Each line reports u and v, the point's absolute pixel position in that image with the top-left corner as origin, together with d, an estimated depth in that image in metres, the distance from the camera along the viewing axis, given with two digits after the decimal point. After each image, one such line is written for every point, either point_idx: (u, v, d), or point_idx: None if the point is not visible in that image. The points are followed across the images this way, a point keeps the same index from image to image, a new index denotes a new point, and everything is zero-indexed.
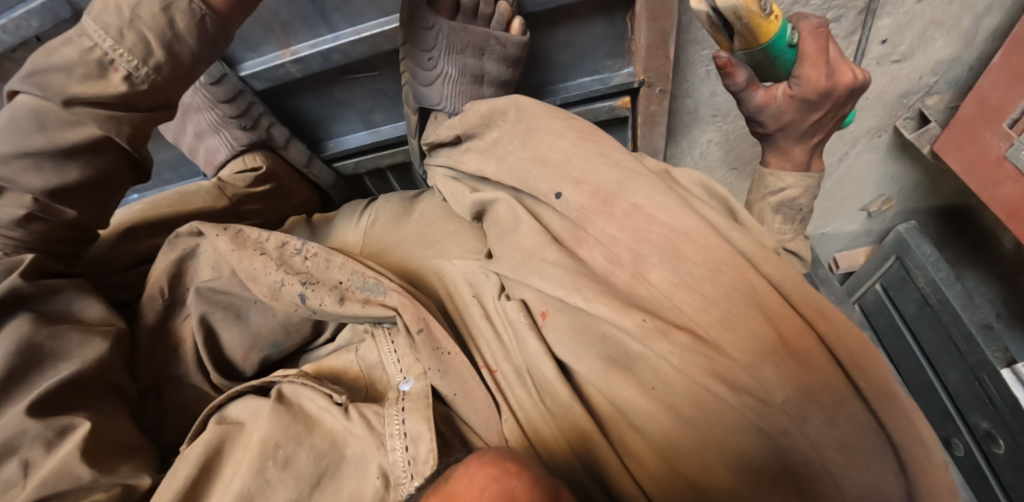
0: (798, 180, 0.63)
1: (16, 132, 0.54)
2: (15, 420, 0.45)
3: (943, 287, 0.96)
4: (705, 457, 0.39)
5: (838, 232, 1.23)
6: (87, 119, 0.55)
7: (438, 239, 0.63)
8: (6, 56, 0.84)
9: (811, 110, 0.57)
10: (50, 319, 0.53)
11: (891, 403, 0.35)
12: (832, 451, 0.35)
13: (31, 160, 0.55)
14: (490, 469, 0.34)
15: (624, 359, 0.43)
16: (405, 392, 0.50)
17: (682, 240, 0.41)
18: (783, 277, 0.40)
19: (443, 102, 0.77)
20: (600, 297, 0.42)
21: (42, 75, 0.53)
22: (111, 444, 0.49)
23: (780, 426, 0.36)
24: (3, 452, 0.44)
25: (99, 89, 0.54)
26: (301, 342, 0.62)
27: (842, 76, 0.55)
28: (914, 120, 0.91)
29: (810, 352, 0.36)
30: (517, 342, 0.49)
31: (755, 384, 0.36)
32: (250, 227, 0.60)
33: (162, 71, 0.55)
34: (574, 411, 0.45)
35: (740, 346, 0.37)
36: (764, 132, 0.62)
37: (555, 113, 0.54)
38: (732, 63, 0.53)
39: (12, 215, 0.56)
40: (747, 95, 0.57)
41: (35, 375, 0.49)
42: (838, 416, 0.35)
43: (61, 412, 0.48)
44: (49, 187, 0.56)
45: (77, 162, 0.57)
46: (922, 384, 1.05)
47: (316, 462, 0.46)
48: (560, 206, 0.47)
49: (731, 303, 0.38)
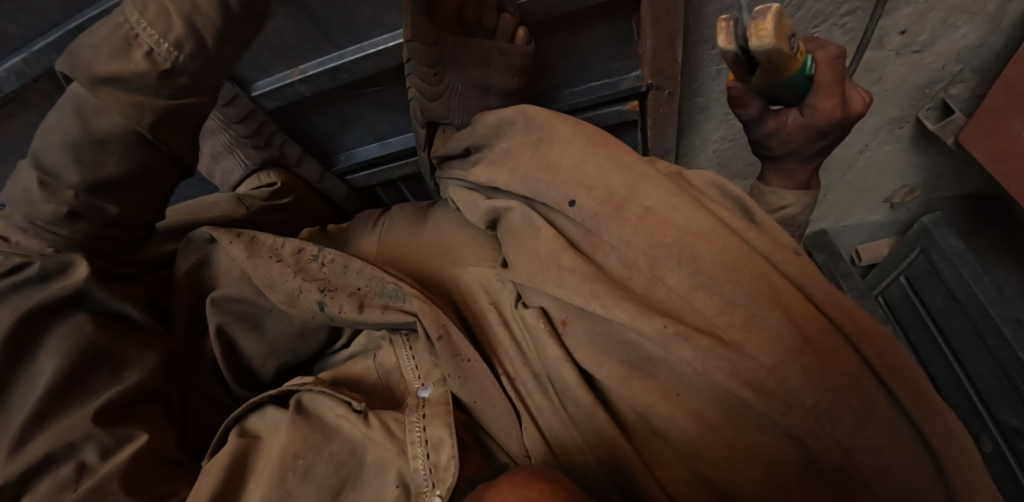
0: (799, 198, 0.62)
1: (63, 123, 0.52)
2: (82, 425, 0.48)
3: (970, 281, 0.93)
4: (732, 460, 0.36)
5: (862, 223, 1.19)
6: (112, 104, 0.52)
7: (454, 247, 0.62)
8: (29, 86, 0.87)
9: (822, 136, 0.56)
10: (106, 323, 0.55)
11: (928, 406, 0.33)
12: (865, 454, 0.32)
13: (71, 153, 0.53)
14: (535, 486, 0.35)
15: (646, 364, 0.40)
16: (425, 399, 0.50)
17: (699, 243, 0.38)
18: (806, 277, 0.37)
19: (451, 115, 0.78)
20: (618, 303, 0.39)
21: (77, 55, 0.51)
22: (156, 459, 0.51)
23: (809, 430, 0.33)
24: (65, 451, 0.48)
25: (120, 66, 0.51)
26: (314, 351, 0.63)
27: (854, 103, 0.54)
28: (937, 110, 0.88)
29: (839, 353, 0.34)
30: (536, 349, 0.46)
31: (782, 387, 0.34)
32: (262, 234, 0.61)
33: (184, 49, 0.51)
34: (597, 418, 0.42)
35: (766, 347, 0.34)
36: (770, 156, 0.61)
37: (566, 119, 0.52)
38: (746, 94, 0.54)
39: (54, 211, 0.55)
40: (758, 124, 0.58)
41: (96, 381, 0.52)
42: (869, 418, 0.33)
43: (120, 423, 0.51)
44: (87, 180, 0.54)
45: (114, 154, 0.54)
46: (953, 379, 1.02)
47: (336, 471, 0.47)
48: (574, 214, 0.45)
49: (754, 306, 0.36)
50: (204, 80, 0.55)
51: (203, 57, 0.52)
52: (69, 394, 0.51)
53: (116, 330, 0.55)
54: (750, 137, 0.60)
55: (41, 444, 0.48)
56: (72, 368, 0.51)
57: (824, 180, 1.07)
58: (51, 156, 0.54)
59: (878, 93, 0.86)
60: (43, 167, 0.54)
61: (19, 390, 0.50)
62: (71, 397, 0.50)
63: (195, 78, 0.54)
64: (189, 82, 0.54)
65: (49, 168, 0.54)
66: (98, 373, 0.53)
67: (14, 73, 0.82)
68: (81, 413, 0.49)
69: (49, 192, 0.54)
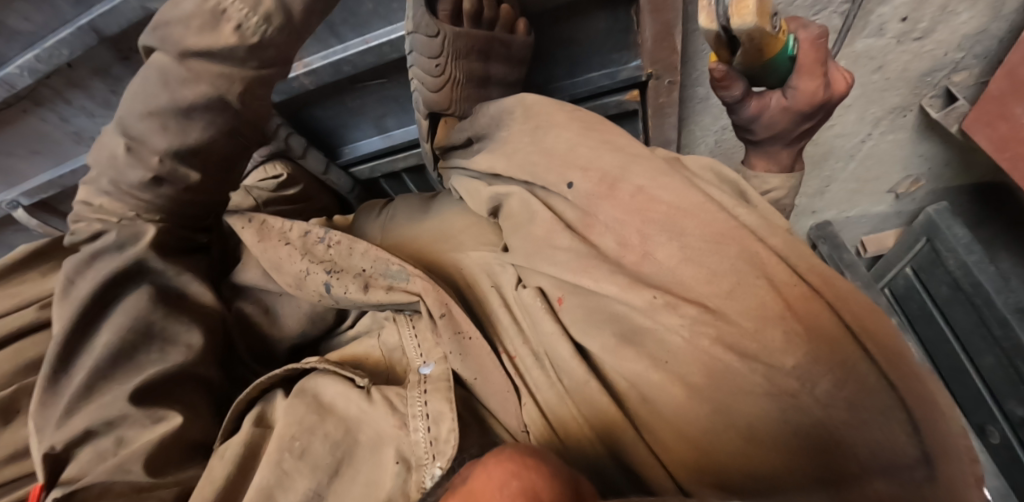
0: (782, 182, 0.64)
1: (146, 92, 0.56)
2: (121, 405, 0.51)
3: (975, 270, 0.93)
4: (718, 424, 0.37)
5: (865, 214, 1.19)
6: (202, 76, 0.54)
7: (456, 232, 0.64)
8: (41, 83, 0.89)
9: (805, 119, 0.57)
10: (166, 297, 0.58)
11: (905, 369, 0.32)
12: (841, 410, 0.32)
13: (157, 120, 0.57)
14: (508, 465, 0.35)
15: (631, 334, 0.40)
16: (427, 375, 0.51)
17: (686, 218, 0.39)
18: (791, 249, 0.37)
19: (451, 107, 0.77)
20: (609, 277, 0.40)
21: (166, 29, 0.53)
22: (183, 443, 0.53)
23: (788, 390, 0.34)
24: (108, 425, 0.51)
25: (211, 40, 0.52)
26: (326, 328, 0.67)
27: (835, 86, 0.55)
28: (941, 98, 0.88)
29: (819, 315, 0.34)
30: (532, 326, 0.48)
31: (760, 348, 0.35)
32: (272, 218, 0.62)
33: (272, 22, 0.51)
34: (591, 388, 0.43)
35: (746, 312, 0.35)
36: (753, 140, 0.62)
37: (561, 106, 0.53)
38: (730, 76, 0.52)
39: (142, 177, 0.58)
40: (740, 106, 0.56)
41: (141, 356, 0.54)
42: (847, 377, 0.32)
43: (155, 403, 0.53)
44: (172, 146, 0.58)
45: (198, 122, 0.57)
46: (958, 369, 1.01)
47: (333, 451, 0.48)
48: (570, 195, 0.46)
49: (739, 274, 0.36)
50: (287, 52, 0.55)
51: (289, 28, 0.53)
52: (117, 369, 0.53)
53: (171, 306, 0.58)
54: (732, 121, 0.60)
55: (83, 418, 0.51)
56: (120, 342, 0.53)
57: (826, 170, 1.07)
58: (139, 122, 0.57)
59: (880, 81, 0.86)
60: (130, 133, 0.58)
61: (81, 359, 0.53)
62: (119, 372, 0.53)
63: (280, 50, 0.54)
64: (274, 54, 0.55)
65: (136, 134, 0.58)
66: (145, 350, 0.55)
67: (27, 71, 0.85)
68: (126, 391, 0.52)
69: (135, 157, 0.58)
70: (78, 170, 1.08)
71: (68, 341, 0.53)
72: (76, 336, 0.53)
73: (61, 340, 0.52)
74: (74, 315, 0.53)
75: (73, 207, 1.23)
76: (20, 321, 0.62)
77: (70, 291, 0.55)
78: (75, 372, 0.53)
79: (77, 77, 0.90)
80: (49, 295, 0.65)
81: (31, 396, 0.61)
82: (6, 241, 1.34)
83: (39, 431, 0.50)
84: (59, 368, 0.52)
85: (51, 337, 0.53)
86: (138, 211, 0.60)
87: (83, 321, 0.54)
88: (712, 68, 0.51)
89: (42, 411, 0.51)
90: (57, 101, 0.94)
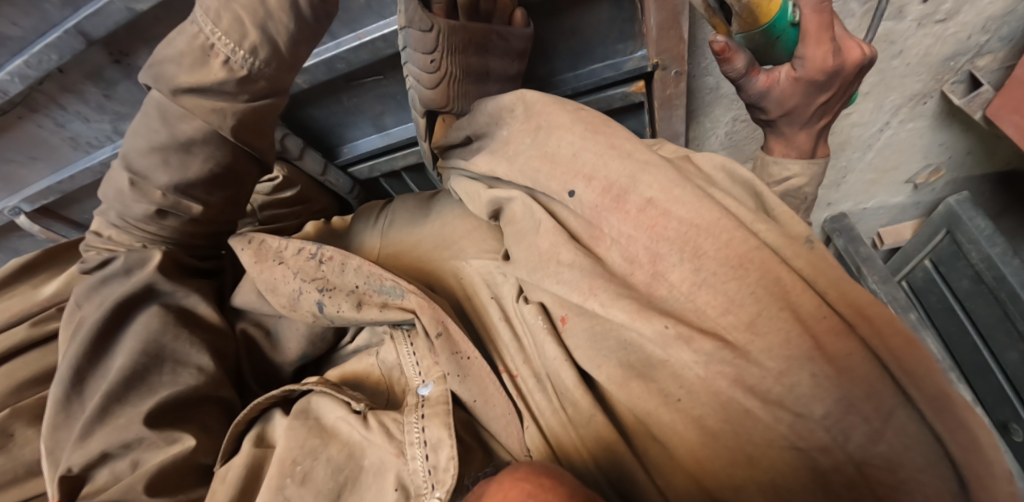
0: (804, 168, 0.59)
1: (147, 129, 0.55)
2: (135, 429, 0.50)
3: (999, 264, 0.89)
4: (735, 472, 0.35)
5: (883, 205, 1.14)
6: (195, 111, 0.53)
7: (456, 239, 0.61)
8: (33, 88, 0.88)
9: (819, 91, 0.53)
10: (178, 317, 0.57)
11: (952, 413, 0.30)
12: (879, 468, 0.30)
13: (159, 156, 0.55)
14: (523, 484, 0.33)
15: (645, 366, 0.38)
16: (425, 397, 0.49)
17: (703, 236, 0.36)
18: (816, 271, 0.35)
19: (450, 104, 0.72)
20: (616, 301, 0.38)
21: (159, 67, 0.52)
22: (194, 468, 0.52)
23: (819, 443, 0.31)
24: (122, 448, 0.50)
25: (202, 77, 0.51)
26: (327, 347, 0.63)
27: (849, 53, 0.51)
28: (963, 83, 0.83)
29: (851, 358, 0.31)
30: (536, 347, 0.46)
31: (789, 394, 0.32)
32: (270, 237, 0.59)
33: (259, 55, 0.50)
34: (596, 420, 0.41)
35: (770, 350, 0.33)
36: (767, 119, 0.58)
37: (563, 105, 0.50)
38: (731, 47, 0.49)
39: (145, 210, 0.57)
40: (748, 81, 0.53)
41: (154, 377, 0.53)
42: (885, 429, 0.30)
43: (172, 425, 0.52)
44: (175, 181, 0.56)
45: (198, 156, 0.55)
46: (979, 366, 0.97)
47: (334, 475, 0.46)
48: (574, 205, 0.43)
49: (759, 304, 0.34)
50: (279, 83, 0.54)
51: (277, 60, 0.51)
52: (130, 392, 0.52)
53: (186, 329, 0.56)
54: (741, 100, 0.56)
55: (99, 440, 0.50)
56: (131, 367, 0.52)
57: (842, 160, 1.02)
58: (141, 159, 0.56)
59: (900, 68, 0.81)
60: (134, 168, 0.57)
61: (96, 382, 0.53)
62: (130, 396, 0.52)
63: (271, 82, 0.53)
64: (266, 87, 0.53)
65: (139, 169, 0.56)
66: (157, 372, 0.54)
67: (18, 76, 0.83)
68: (140, 413, 0.51)
69: (140, 193, 0.57)
70: (77, 176, 1.06)
71: (83, 364, 0.53)
72: (90, 359, 0.53)
73: (75, 363, 0.53)
74: (85, 339, 0.53)
75: (76, 212, 1.22)
76: (12, 339, 0.66)
77: (84, 316, 0.56)
78: (91, 394, 0.53)
79: (69, 82, 0.88)
80: (40, 311, 0.68)
81: (24, 417, 0.61)
82: (13, 247, 1.34)
83: (55, 452, 0.52)
84: (75, 391, 0.53)
85: (65, 359, 0.53)
86: (144, 242, 0.59)
87: (94, 345, 0.54)
88: (712, 40, 0.48)
89: (55, 434, 0.52)
90: (51, 107, 0.92)
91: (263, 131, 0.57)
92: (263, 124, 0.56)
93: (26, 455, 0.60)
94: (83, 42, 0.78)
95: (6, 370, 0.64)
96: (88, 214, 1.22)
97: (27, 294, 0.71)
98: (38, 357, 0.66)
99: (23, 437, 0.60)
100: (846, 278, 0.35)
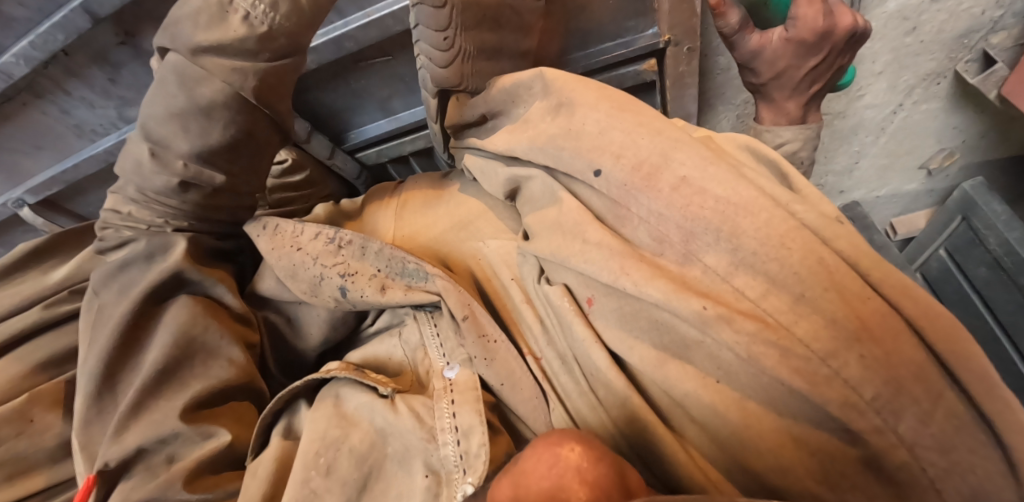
0: (796, 134, 0.62)
1: (164, 94, 0.53)
2: (170, 423, 0.49)
3: (1017, 247, 0.87)
4: (782, 455, 0.34)
5: (896, 193, 1.11)
6: (215, 72, 0.51)
7: (472, 219, 0.59)
8: (39, 72, 0.86)
9: (809, 54, 0.57)
10: (206, 306, 0.55)
11: (995, 394, 0.30)
12: (931, 452, 0.29)
13: (179, 122, 0.53)
14: (555, 448, 0.32)
15: (680, 348, 0.37)
16: (452, 380, 0.47)
17: (741, 215, 0.35)
18: (858, 253, 0.34)
19: (464, 82, 0.69)
20: (650, 281, 0.37)
21: (175, 27, 0.51)
22: (230, 462, 0.52)
23: (870, 426, 0.30)
24: (157, 444, 0.49)
25: (221, 34, 0.49)
26: (348, 332, 0.62)
27: (841, 19, 0.55)
28: (977, 62, 0.82)
29: (898, 339, 0.31)
30: (561, 328, 0.45)
31: (838, 376, 0.31)
32: (285, 221, 0.57)
33: (280, 8, 0.49)
34: (631, 401, 0.40)
35: (816, 331, 0.32)
36: (758, 83, 0.62)
37: (587, 84, 0.49)
38: (725, 2, 0.55)
39: (167, 183, 0.55)
40: (742, 40, 0.58)
41: (186, 370, 0.53)
42: (936, 412, 0.30)
43: (206, 420, 0.52)
44: (196, 148, 0.54)
45: (219, 121, 0.53)
46: (999, 355, 0.95)
47: (359, 466, 0.45)
48: (600, 184, 0.42)
49: (803, 285, 0.33)
50: (299, 41, 0.52)
51: (298, 15, 0.50)
52: (163, 387, 0.51)
53: (217, 319, 0.55)
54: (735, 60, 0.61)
55: (135, 436, 0.49)
56: (164, 361, 0.51)
57: (855, 145, 1.00)
58: (160, 126, 0.54)
59: (913, 45, 0.82)
60: (153, 138, 0.55)
61: (127, 376, 0.53)
62: (163, 390, 0.51)
63: (292, 39, 0.51)
64: (287, 44, 0.51)
65: (159, 138, 0.55)
66: (188, 365, 0.53)
67: (23, 58, 0.82)
68: (176, 408, 0.50)
69: (160, 164, 0.55)
70: (81, 165, 1.04)
71: (114, 360, 0.52)
72: (120, 354, 0.52)
73: (105, 358, 0.51)
74: (113, 334, 0.52)
75: (79, 204, 1.19)
76: (25, 321, 0.64)
77: (102, 304, 0.55)
78: (123, 389, 0.53)
79: (73, 66, 0.87)
80: (51, 296, 0.67)
81: (44, 402, 0.59)
82: (14, 241, 1.32)
83: (89, 447, 0.51)
84: (107, 387, 0.52)
85: (93, 356, 0.52)
86: (167, 218, 0.57)
87: (124, 340, 0.52)
88: None
89: (88, 429, 0.52)
90: (56, 93, 0.91)
91: (282, 96, 0.56)
92: (283, 86, 0.55)
93: (48, 441, 0.58)
94: (89, 20, 0.77)
95: (17, 353, 0.62)
96: (90, 206, 1.20)
97: (38, 279, 0.70)
98: (49, 340, 0.64)
99: (43, 423, 0.58)
100: (884, 260, 0.34)
